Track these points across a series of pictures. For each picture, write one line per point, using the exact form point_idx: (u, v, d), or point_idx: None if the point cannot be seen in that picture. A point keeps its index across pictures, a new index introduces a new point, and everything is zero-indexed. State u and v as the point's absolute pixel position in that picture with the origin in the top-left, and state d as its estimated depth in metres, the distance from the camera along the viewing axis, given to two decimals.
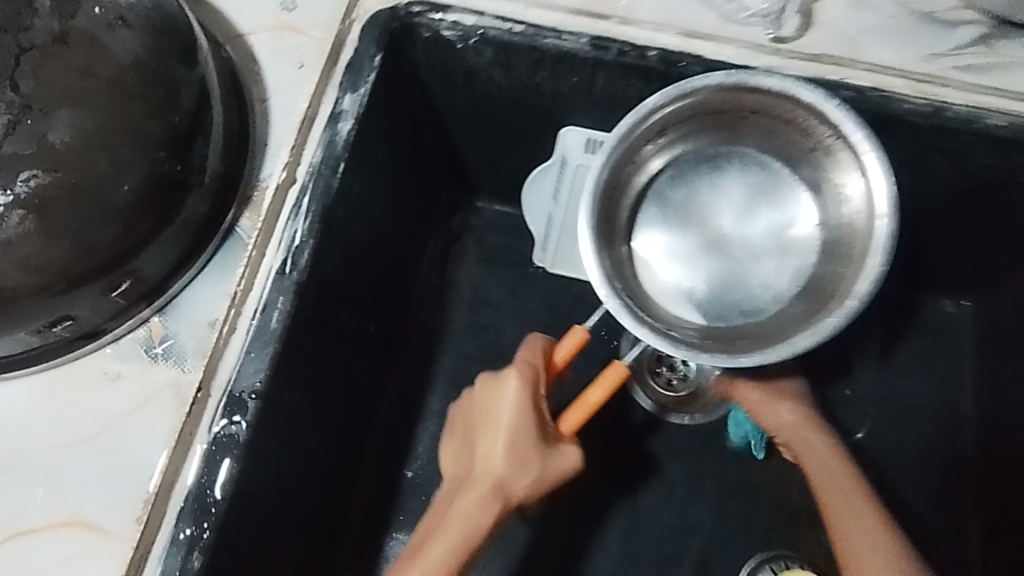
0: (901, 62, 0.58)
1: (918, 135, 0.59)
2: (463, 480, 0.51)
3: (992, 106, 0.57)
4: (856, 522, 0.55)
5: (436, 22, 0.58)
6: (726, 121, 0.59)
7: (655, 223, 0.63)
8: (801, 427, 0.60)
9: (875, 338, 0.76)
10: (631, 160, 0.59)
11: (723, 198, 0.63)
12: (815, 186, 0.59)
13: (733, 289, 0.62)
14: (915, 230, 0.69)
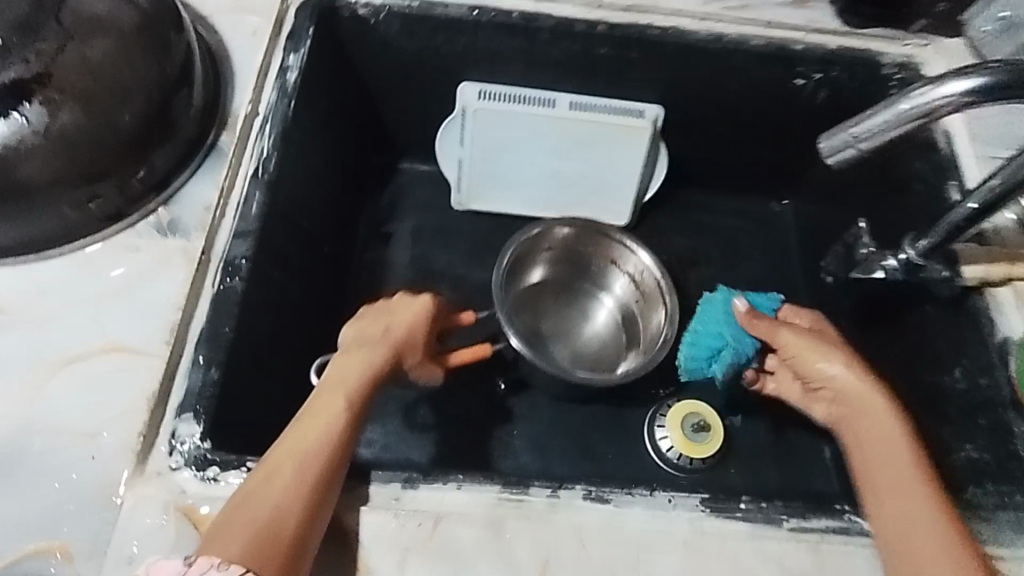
0: (686, 8, 0.83)
1: (709, 57, 0.83)
2: (370, 341, 0.61)
3: (752, 33, 0.82)
4: (901, 488, 0.54)
5: (353, 3, 0.78)
6: (590, 267, 0.90)
7: (528, 308, 0.89)
8: (860, 384, 0.60)
9: (722, 234, 0.98)
10: (529, 250, 0.87)
11: (574, 314, 0.91)
12: (634, 330, 0.89)
13: (572, 366, 0.87)
14: (734, 142, 0.93)
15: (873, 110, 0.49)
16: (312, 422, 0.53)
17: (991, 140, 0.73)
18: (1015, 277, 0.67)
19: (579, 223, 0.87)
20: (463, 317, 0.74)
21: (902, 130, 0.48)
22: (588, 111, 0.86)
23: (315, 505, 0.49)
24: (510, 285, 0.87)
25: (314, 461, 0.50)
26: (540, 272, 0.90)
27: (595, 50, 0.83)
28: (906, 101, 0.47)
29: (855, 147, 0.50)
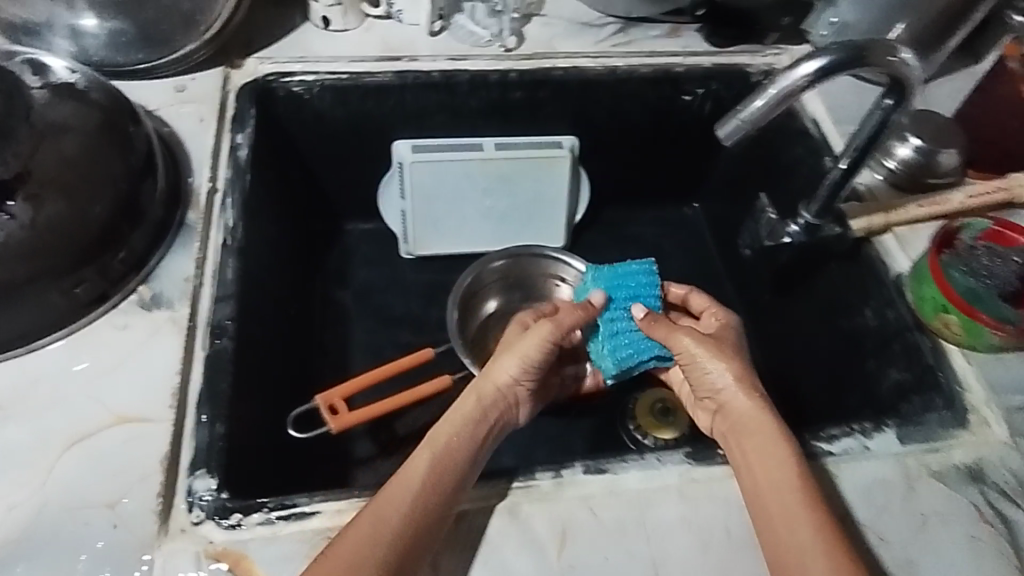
0: (581, 49, 0.95)
1: (608, 87, 0.95)
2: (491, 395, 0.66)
3: (642, 62, 0.95)
4: (783, 501, 0.56)
5: (287, 82, 0.86)
6: (541, 290, 0.97)
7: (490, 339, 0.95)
8: (743, 398, 0.64)
9: (645, 242, 1.09)
10: (477, 288, 0.94)
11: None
12: None
13: None
14: (642, 158, 1.04)
15: (753, 95, 0.60)
16: (410, 479, 0.56)
17: (848, 120, 0.88)
18: (893, 224, 0.80)
19: (517, 254, 0.95)
20: (419, 356, 0.83)
21: (776, 108, 0.60)
22: (512, 148, 0.95)
23: (395, 560, 0.51)
24: (469, 321, 0.94)
25: (403, 513, 0.53)
26: (495, 303, 0.96)
27: (509, 94, 0.94)
28: (775, 83, 0.59)
29: (744, 125, 0.60)
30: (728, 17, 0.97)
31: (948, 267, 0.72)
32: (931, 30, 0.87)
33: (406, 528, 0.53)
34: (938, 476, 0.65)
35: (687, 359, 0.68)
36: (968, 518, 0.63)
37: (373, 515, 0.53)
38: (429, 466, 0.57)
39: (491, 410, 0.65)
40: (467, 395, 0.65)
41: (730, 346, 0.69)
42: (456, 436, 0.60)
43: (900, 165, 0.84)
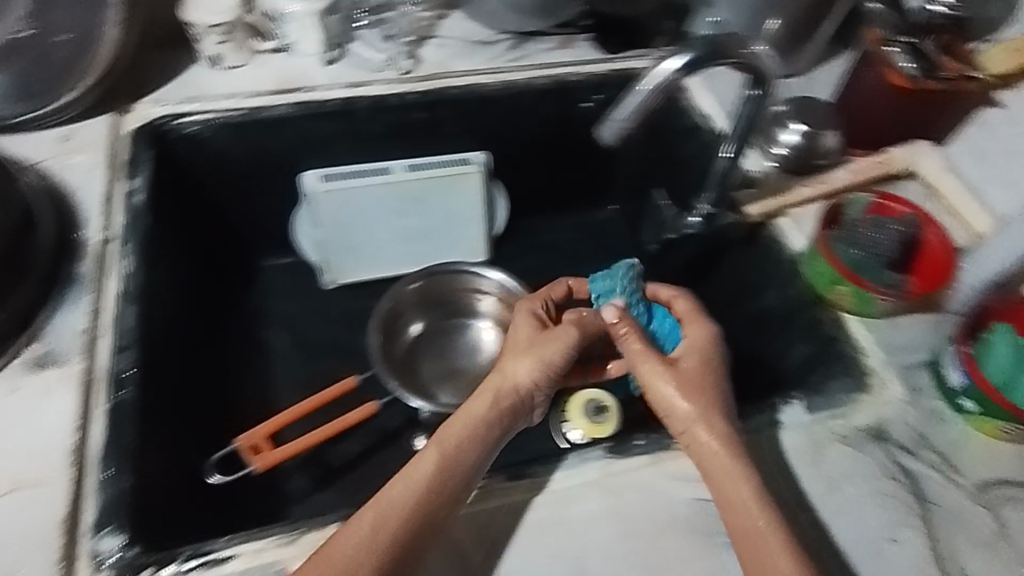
0: (476, 67, 0.97)
1: (506, 101, 0.97)
2: (511, 394, 0.66)
3: (537, 74, 0.97)
4: (756, 539, 0.56)
5: (181, 123, 0.85)
6: (464, 303, 0.98)
7: (414, 355, 0.96)
8: (704, 442, 0.61)
9: (565, 248, 1.11)
10: (398, 311, 0.94)
11: (464, 348, 0.98)
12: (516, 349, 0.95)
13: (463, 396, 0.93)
14: (552, 167, 1.07)
15: (629, 94, 0.62)
16: (413, 481, 0.57)
17: None
18: (786, 207, 0.84)
19: (434, 273, 0.95)
20: (343, 384, 0.83)
21: (649, 104, 0.62)
22: (419, 169, 0.96)
23: (389, 563, 0.53)
24: (392, 343, 0.94)
25: (404, 515, 0.55)
26: (420, 325, 0.97)
27: (410, 116, 0.95)
28: (647, 79, 0.61)
29: (623, 123, 0.63)
30: (614, 24, 1.00)
31: (836, 243, 0.76)
32: (800, 22, 0.93)
33: (405, 531, 0.54)
34: (843, 439, 0.68)
35: (648, 389, 0.65)
36: (874, 476, 0.66)
37: (373, 519, 0.54)
38: (439, 465, 0.58)
39: (506, 411, 0.65)
40: (483, 393, 0.65)
41: (695, 379, 0.64)
42: (466, 439, 0.61)
43: (788, 150, 0.86)
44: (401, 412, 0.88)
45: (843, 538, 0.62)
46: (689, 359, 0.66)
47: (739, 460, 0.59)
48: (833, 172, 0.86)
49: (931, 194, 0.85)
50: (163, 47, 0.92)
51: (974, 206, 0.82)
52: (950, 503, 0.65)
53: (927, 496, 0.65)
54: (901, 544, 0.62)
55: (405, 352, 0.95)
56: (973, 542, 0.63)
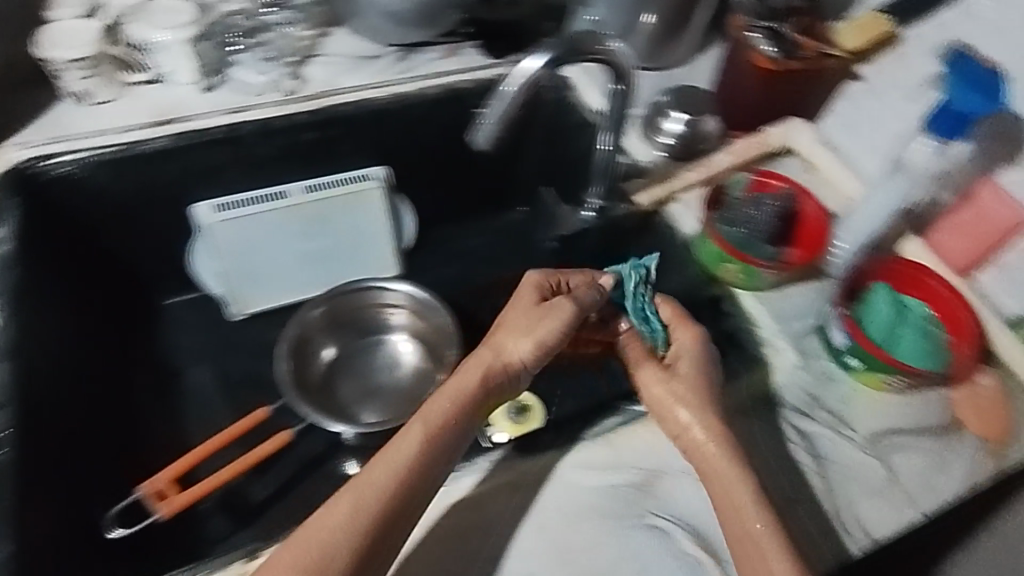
0: (363, 82, 0.97)
1: (400, 114, 0.97)
2: (498, 371, 0.67)
3: (425, 85, 0.97)
4: (748, 538, 0.59)
5: (52, 164, 0.82)
6: (374, 320, 0.97)
7: (332, 380, 0.95)
8: (701, 444, 0.64)
9: (480, 250, 1.10)
10: (306, 338, 0.93)
11: (383, 363, 0.97)
12: (434, 356, 0.95)
13: (388, 413, 0.94)
14: (455, 172, 1.06)
15: (495, 97, 0.63)
16: (394, 463, 0.60)
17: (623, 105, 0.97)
18: (675, 193, 0.87)
19: (338, 294, 0.93)
20: (252, 417, 0.82)
21: (515, 106, 0.64)
22: (319, 190, 0.95)
23: (367, 547, 0.57)
24: (302, 371, 0.92)
25: (384, 495, 0.58)
26: (334, 349, 0.96)
27: (302, 136, 0.93)
28: (510, 80, 0.62)
29: (493, 125, 0.64)
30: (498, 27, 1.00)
31: (718, 226, 0.79)
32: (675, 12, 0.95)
33: (385, 508, 0.58)
34: (742, 410, 0.71)
35: (653, 396, 0.68)
36: (774, 442, 0.69)
37: (352, 503, 0.58)
38: (420, 445, 0.61)
39: (492, 389, 0.67)
40: (470, 368, 0.67)
41: (692, 382, 0.67)
42: (453, 420, 0.64)
43: (673, 137, 0.91)
44: (321, 438, 0.84)
45: None
46: (681, 363, 0.69)
47: (737, 464, 0.62)
48: (715, 155, 0.89)
49: (807, 167, 0.89)
50: (29, 88, 0.89)
51: (846, 174, 0.87)
52: (846, 459, 0.68)
53: (823, 455, 0.68)
54: (802, 502, 0.65)
55: (320, 377, 0.94)
56: (869, 492, 0.66)
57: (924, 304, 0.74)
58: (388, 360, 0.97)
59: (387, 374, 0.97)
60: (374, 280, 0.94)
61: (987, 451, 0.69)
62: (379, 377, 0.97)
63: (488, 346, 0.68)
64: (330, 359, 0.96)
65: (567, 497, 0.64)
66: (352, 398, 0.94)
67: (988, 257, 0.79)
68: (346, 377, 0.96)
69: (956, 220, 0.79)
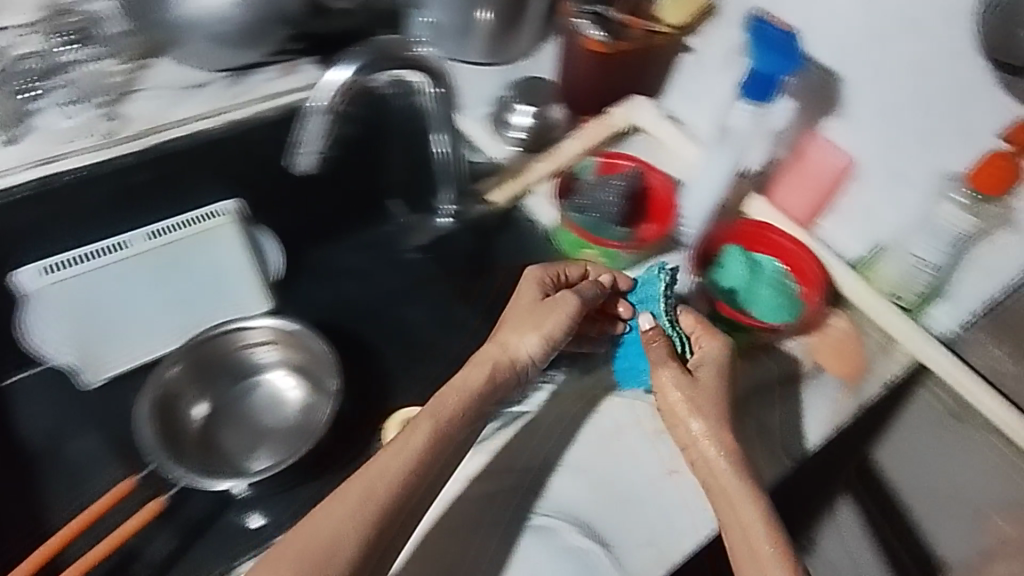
0: (190, 113, 0.90)
1: (240, 142, 0.91)
2: (506, 367, 0.66)
3: (258, 110, 0.91)
4: (751, 552, 0.58)
5: None
6: (244, 363, 0.91)
7: (212, 435, 0.88)
8: (710, 459, 0.63)
9: (359, 263, 1.04)
10: (170, 398, 0.86)
11: (264, 404, 0.91)
12: (317, 384, 0.91)
13: (281, 453, 0.88)
14: (317, 192, 1.00)
15: (311, 117, 0.62)
16: (403, 455, 0.59)
17: (473, 103, 0.96)
18: (528, 186, 0.88)
19: (195, 344, 0.86)
20: (110, 495, 0.75)
21: (329, 124, 0.63)
22: (168, 233, 0.92)
23: (372, 541, 0.56)
24: (175, 434, 0.85)
25: (391, 490, 0.57)
26: (206, 404, 0.89)
27: (132, 180, 0.86)
28: (321, 95, 0.62)
29: (313, 148, 0.63)
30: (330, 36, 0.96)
31: (567, 213, 0.79)
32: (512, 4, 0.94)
33: (395, 502, 0.57)
34: (616, 392, 0.72)
35: (670, 405, 0.65)
36: (651, 418, 0.71)
37: (362, 495, 0.57)
38: (429, 438, 0.60)
39: (500, 384, 0.65)
40: (478, 363, 0.65)
41: (709, 394, 0.65)
42: (462, 419, 0.63)
43: (525, 130, 0.91)
44: (205, 497, 0.79)
45: (630, 484, 0.66)
46: (703, 372, 0.66)
47: (745, 480, 0.61)
48: (565, 142, 0.90)
49: (654, 143, 0.91)
50: None
51: (687, 142, 0.90)
52: None
53: None
54: (680, 474, 0.67)
55: (197, 434, 0.87)
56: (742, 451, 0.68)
57: (772, 258, 0.78)
58: (270, 398, 0.92)
59: (272, 414, 0.91)
60: (234, 320, 0.88)
61: (846, 390, 0.72)
62: (265, 418, 0.91)
63: (500, 339, 0.67)
64: (203, 414, 0.89)
65: (450, 512, 0.63)
66: (238, 444, 0.89)
67: (824, 206, 0.83)
68: (226, 427, 0.89)
69: (794, 176, 0.83)
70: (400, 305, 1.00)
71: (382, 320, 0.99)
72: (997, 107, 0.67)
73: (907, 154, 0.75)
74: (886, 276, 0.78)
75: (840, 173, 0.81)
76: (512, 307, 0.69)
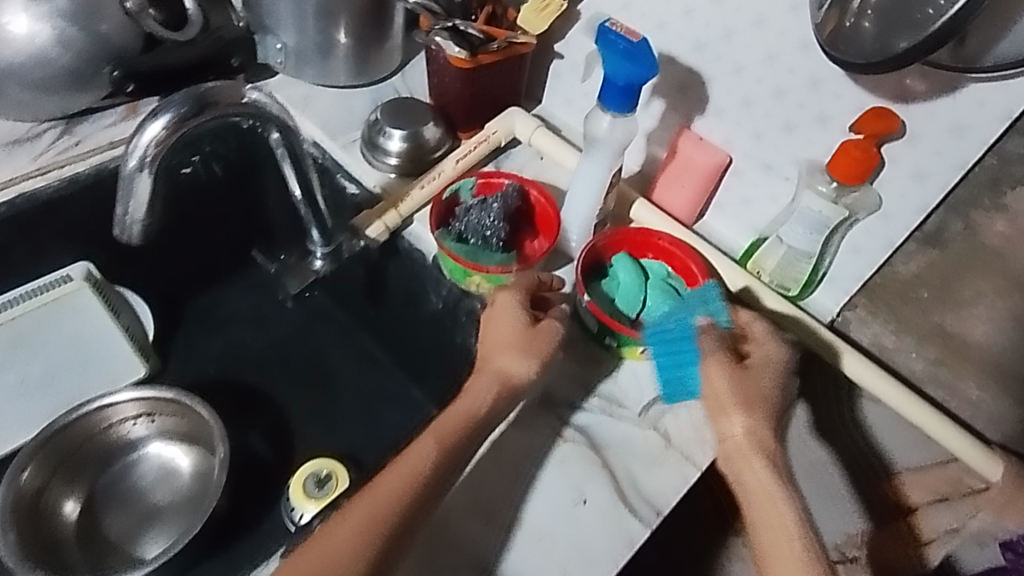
0: (17, 171, 0.82)
1: (84, 198, 0.83)
2: (503, 385, 0.66)
3: (93, 162, 0.84)
4: (778, 549, 0.61)
5: None
6: (117, 442, 0.83)
7: (92, 529, 0.80)
8: (751, 456, 0.65)
9: (245, 308, 0.99)
10: (34, 500, 0.77)
11: (153, 480, 0.84)
12: (206, 447, 0.84)
13: (176, 529, 0.81)
14: (186, 239, 0.93)
15: (125, 183, 0.59)
16: (411, 469, 0.60)
17: (344, 128, 0.91)
18: (404, 213, 0.83)
19: (49, 434, 0.77)
20: None
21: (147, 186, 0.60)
22: (14, 304, 0.81)
23: (379, 556, 0.57)
24: (45, 539, 0.76)
25: (393, 510, 0.58)
26: (79, 498, 0.81)
27: None
28: (128, 158, 0.58)
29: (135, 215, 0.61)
30: (158, 77, 0.87)
31: (444, 241, 0.75)
32: (366, 22, 0.88)
33: (402, 517, 0.58)
34: (518, 422, 0.69)
35: (714, 397, 0.66)
36: (555, 444, 0.68)
37: (368, 513, 0.58)
38: (434, 455, 0.61)
39: (499, 402, 0.66)
40: (479, 381, 0.66)
41: (757, 391, 0.66)
42: (467, 435, 0.64)
43: (399, 156, 0.86)
44: None
45: (539, 523, 0.64)
46: (755, 368, 0.68)
47: (783, 482, 0.64)
48: (442, 163, 0.85)
49: (531, 154, 0.90)
50: None
51: (566, 149, 0.88)
52: (620, 437, 0.69)
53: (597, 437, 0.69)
54: (590, 501, 0.65)
55: (72, 529, 0.79)
56: (646, 464, 0.68)
57: (662, 263, 0.77)
58: (155, 473, 0.85)
59: (160, 488, 0.84)
60: (93, 398, 0.79)
61: None
62: (153, 496, 0.84)
63: (496, 356, 0.68)
64: (78, 506, 0.80)
65: None
66: (121, 529, 0.81)
67: (710, 199, 0.83)
68: (108, 516, 0.82)
69: (669, 173, 0.82)
70: (291, 348, 0.97)
71: (273, 368, 0.96)
72: (854, 96, 0.69)
73: (772, 142, 0.76)
74: (767, 262, 0.78)
75: (719, 170, 0.80)
76: (498, 320, 0.70)
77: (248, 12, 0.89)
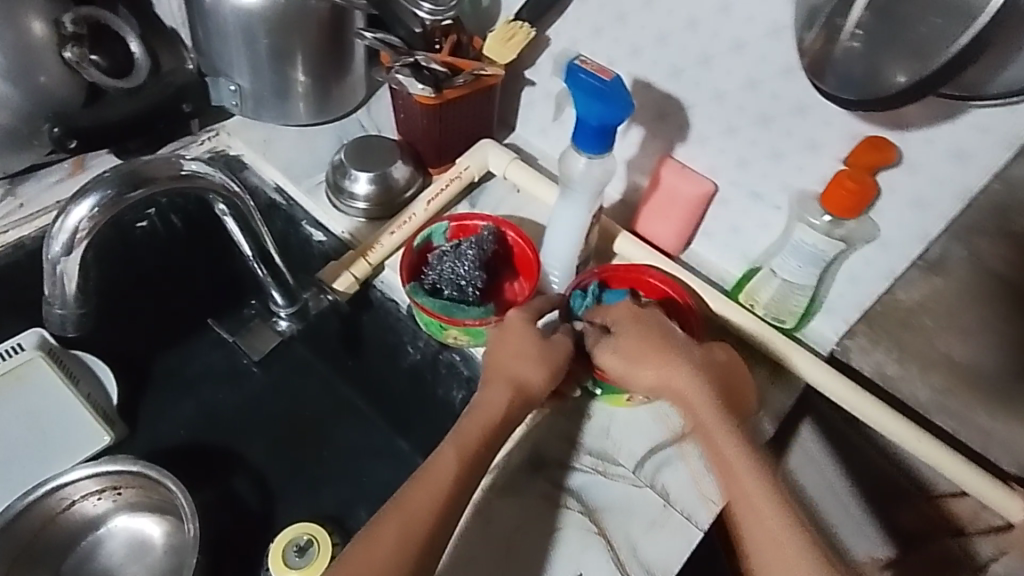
0: None
1: (31, 264, 0.78)
2: (521, 396, 0.63)
3: (38, 225, 0.79)
4: (742, 491, 0.60)
5: None
6: (79, 522, 0.78)
7: None
8: (695, 408, 0.63)
9: (218, 362, 0.93)
10: None
11: (124, 554, 0.80)
12: (175, 517, 0.79)
13: None
14: (150, 297, 0.88)
15: (52, 266, 0.62)
16: (438, 481, 0.57)
17: (308, 171, 0.86)
18: (372, 262, 0.78)
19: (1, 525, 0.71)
20: None
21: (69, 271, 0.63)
22: None
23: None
24: None
25: (426, 529, 0.55)
26: None
27: None
28: (53, 243, 0.61)
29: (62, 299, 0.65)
30: (106, 135, 0.82)
31: (415, 293, 0.70)
32: (323, 58, 0.83)
33: (433, 536, 0.55)
34: (507, 489, 0.64)
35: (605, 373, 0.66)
36: (548, 510, 0.64)
37: (401, 530, 0.54)
38: (459, 465, 0.58)
39: (517, 414, 0.63)
40: (497, 390, 0.63)
41: (638, 347, 0.64)
42: (488, 447, 0.61)
43: (366, 199, 0.81)
44: None
45: None
46: (625, 332, 0.65)
47: (725, 415, 0.62)
48: (410, 205, 0.81)
49: (506, 186, 0.85)
50: None
51: (541, 179, 0.83)
52: (617, 497, 0.65)
53: (592, 498, 0.65)
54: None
55: None
56: (645, 525, 0.64)
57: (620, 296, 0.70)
58: (124, 550, 0.80)
59: (131, 566, 0.79)
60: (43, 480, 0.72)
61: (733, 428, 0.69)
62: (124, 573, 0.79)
63: (514, 364, 0.64)
64: None
65: None
66: None
67: (696, 229, 0.79)
68: None
69: (652, 205, 0.78)
70: (268, 401, 0.91)
71: (249, 423, 0.90)
72: (844, 122, 0.65)
73: (760, 170, 0.72)
74: (762, 294, 0.74)
75: (706, 198, 0.76)
76: (509, 328, 0.66)
77: (201, 54, 0.85)
